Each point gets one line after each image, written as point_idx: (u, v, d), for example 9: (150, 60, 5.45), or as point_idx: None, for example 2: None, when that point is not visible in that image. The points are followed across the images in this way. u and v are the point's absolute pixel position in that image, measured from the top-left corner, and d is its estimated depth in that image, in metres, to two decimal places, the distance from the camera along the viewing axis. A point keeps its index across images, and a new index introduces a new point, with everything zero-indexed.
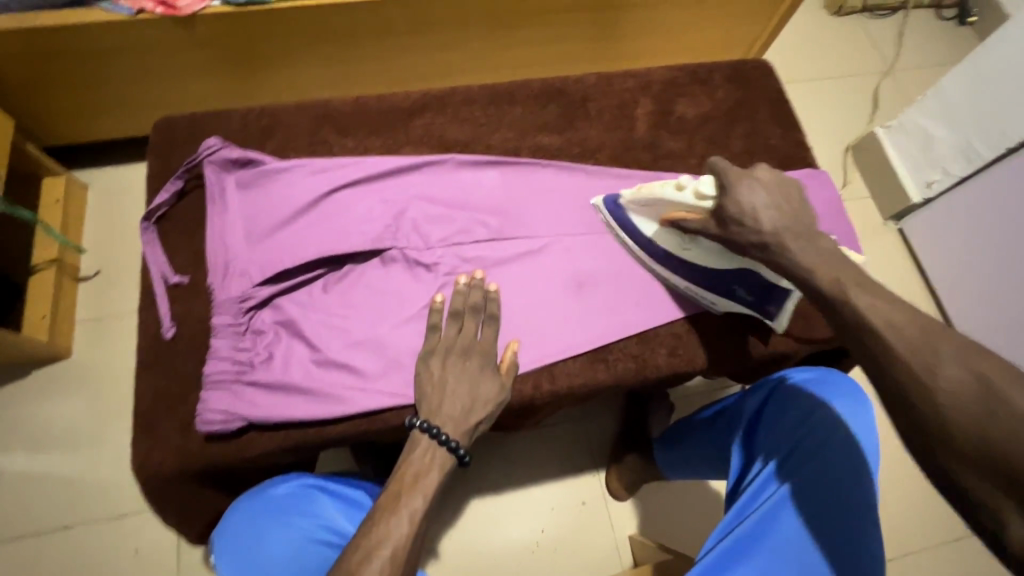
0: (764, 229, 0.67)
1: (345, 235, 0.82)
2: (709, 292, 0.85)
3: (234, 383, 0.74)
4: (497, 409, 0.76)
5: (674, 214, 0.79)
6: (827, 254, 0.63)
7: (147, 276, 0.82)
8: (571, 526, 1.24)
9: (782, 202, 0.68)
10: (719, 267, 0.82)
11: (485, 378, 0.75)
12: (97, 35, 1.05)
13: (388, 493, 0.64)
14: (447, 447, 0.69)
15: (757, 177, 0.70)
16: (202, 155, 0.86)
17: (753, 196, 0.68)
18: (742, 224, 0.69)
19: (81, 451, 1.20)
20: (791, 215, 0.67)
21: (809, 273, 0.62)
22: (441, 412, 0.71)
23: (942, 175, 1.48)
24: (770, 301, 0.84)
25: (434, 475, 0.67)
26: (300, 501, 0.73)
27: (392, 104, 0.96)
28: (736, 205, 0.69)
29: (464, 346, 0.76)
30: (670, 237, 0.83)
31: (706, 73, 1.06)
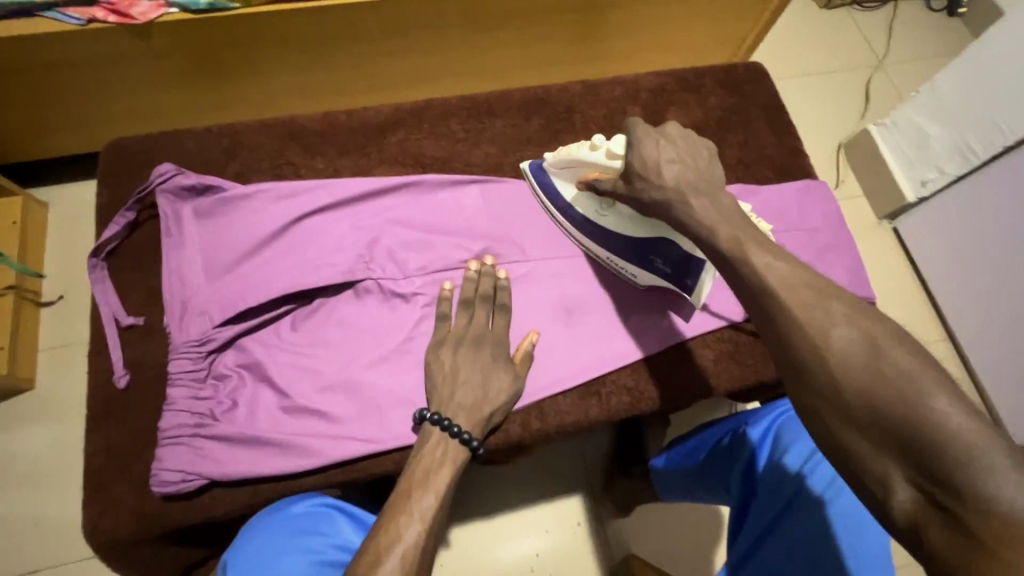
0: (666, 183, 0.63)
1: (313, 267, 0.76)
2: (627, 261, 0.80)
3: (194, 438, 0.68)
4: (513, 399, 0.72)
5: (590, 175, 0.75)
6: (727, 210, 0.60)
7: (97, 318, 0.75)
8: (566, 549, 1.18)
9: (685, 159, 0.64)
10: (634, 235, 0.77)
11: (498, 369, 0.71)
12: (43, 47, 0.97)
13: (401, 493, 0.58)
14: (459, 439, 0.64)
15: (665, 133, 0.66)
16: (155, 184, 0.78)
17: (656, 149, 0.65)
18: (645, 178, 0.65)
19: (47, 490, 1.13)
20: (694, 171, 0.63)
21: (707, 228, 0.58)
22: (452, 403, 0.67)
23: (936, 174, 1.44)
24: (687, 276, 0.76)
25: (446, 469, 0.62)
26: (316, 522, 0.64)
27: (363, 119, 0.90)
28: (641, 160, 0.65)
29: (475, 334, 0.73)
30: (590, 202, 0.79)
31: (697, 78, 1.00)
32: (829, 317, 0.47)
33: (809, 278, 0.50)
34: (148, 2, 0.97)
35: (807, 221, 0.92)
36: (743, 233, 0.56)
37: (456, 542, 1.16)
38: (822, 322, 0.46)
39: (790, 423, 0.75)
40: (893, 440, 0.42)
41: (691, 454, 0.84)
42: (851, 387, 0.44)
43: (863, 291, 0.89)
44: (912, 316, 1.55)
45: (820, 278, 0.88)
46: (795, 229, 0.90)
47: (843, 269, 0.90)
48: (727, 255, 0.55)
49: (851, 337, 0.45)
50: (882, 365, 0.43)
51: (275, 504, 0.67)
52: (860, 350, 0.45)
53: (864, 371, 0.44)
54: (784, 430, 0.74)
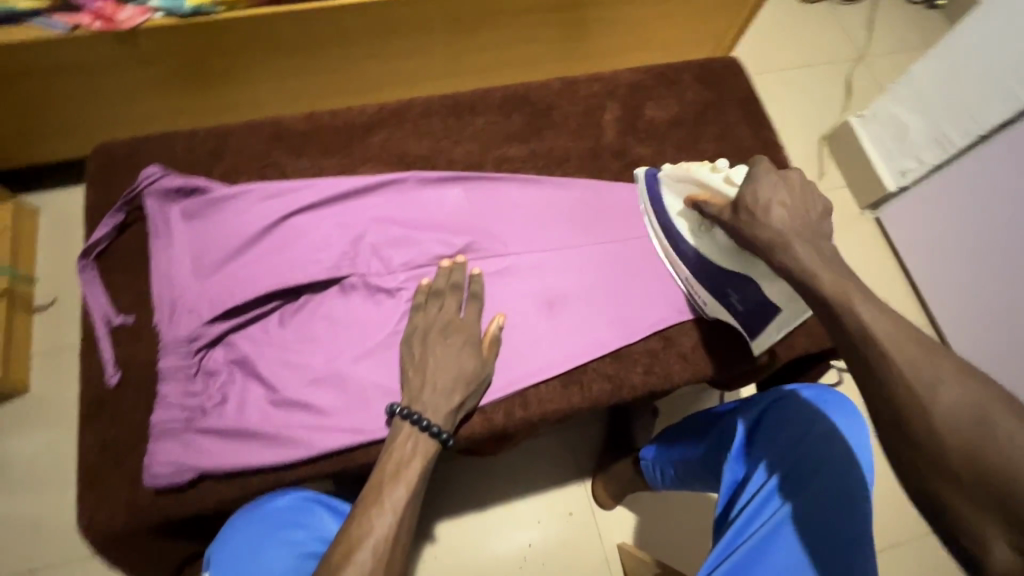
0: (772, 225, 0.65)
1: (300, 264, 0.78)
2: (704, 291, 0.83)
3: (186, 432, 0.70)
4: (481, 387, 0.75)
5: (697, 196, 0.78)
6: (831, 261, 0.62)
7: (88, 319, 0.77)
8: (559, 539, 1.21)
9: (796, 205, 0.67)
10: (721, 266, 0.80)
11: (467, 356, 0.73)
12: (30, 55, 0.99)
13: (376, 488, 0.63)
14: (428, 432, 0.67)
15: (785, 178, 0.69)
16: (142, 186, 0.80)
17: (772, 192, 0.67)
18: (754, 216, 0.67)
19: (43, 492, 1.14)
20: (801, 216, 0.66)
21: (809, 273, 0.60)
22: (421, 396, 0.69)
23: (916, 163, 1.48)
24: (757, 319, 0.81)
25: (415, 462, 0.65)
26: (297, 515, 0.66)
27: (347, 120, 0.91)
28: (753, 195, 0.68)
29: (444, 325, 0.75)
30: (692, 220, 0.82)
31: (674, 74, 1.03)
32: (936, 376, 0.49)
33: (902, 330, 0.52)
34: (133, 7, 0.98)
35: None
36: (851, 286, 0.58)
37: (450, 534, 1.18)
38: (931, 376, 0.49)
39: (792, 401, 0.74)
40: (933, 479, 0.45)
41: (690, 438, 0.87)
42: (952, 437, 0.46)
43: None
44: (895, 304, 1.58)
45: None
46: None
47: None
48: (831, 296, 0.57)
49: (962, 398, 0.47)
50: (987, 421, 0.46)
51: (259, 497, 0.69)
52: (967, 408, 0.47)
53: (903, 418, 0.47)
54: (784, 408, 0.74)
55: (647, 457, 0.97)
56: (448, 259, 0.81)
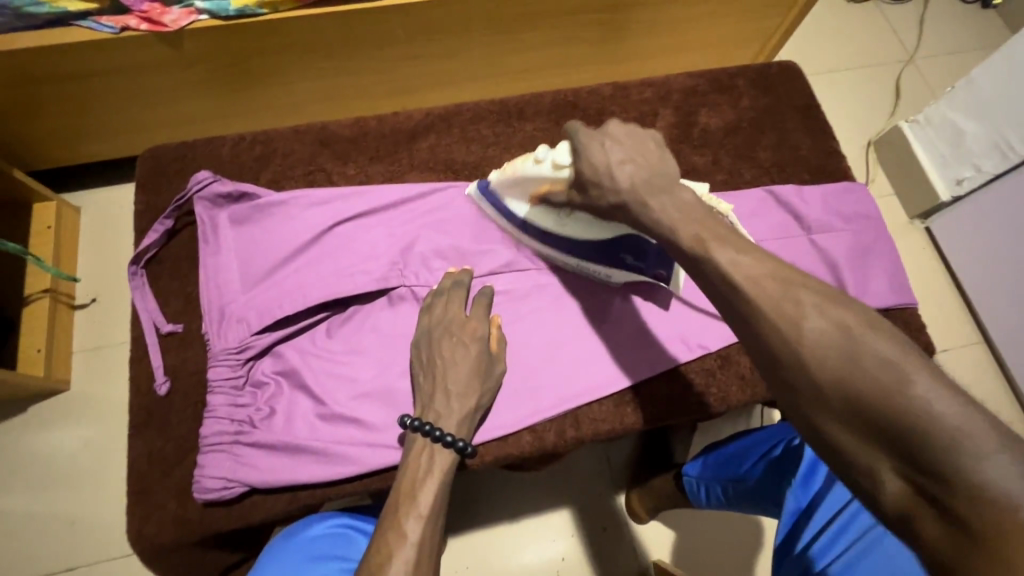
0: (622, 187, 0.60)
1: (348, 274, 0.76)
2: (596, 263, 0.78)
3: (234, 446, 0.68)
4: (494, 387, 0.72)
5: (541, 189, 0.73)
6: (687, 208, 0.57)
7: (137, 325, 0.76)
8: (593, 554, 1.18)
9: (637, 157, 0.62)
10: (600, 237, 0.74)
11: (475, 356, 0.70)
12: (80, 57, 0.99)
13: (396, 502, 0.59)
14: (443, 443, 0.64)
15: (608, 134, 0.64)
16: (192, 191, 0.79)
17: (604, 153, 0.63)
18: (599, 184, 0.63)
19: (82, 489, 1.15)
20: (647, 168, 0.61)
21: (670, 233, 0.56)
22: (434, 407, 0.67)
23: (973, 172, 1.40)
24: (657, 264, 0.75)
25: (434, 474, 0.62)
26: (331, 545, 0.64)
27: (394, 125, 0.89)
28: (591, 167, 0.63)
29: (448, 328, 0.71)
30: (548, 215, 0.76)
31: (729, 79, 0.99)
32: (801, 308, 0.46)
33: (775, 270, 0.49)
34: (179, 9, 0.97)
35: (845, 223, 0.90)
36: (704, 230, 0.54)
37: (483, 546, 1.16)
38: (794, 313, 0.46)
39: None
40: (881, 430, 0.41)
41: (739, 463, 0.84)
42: (828, 379, 0.43)
43: (904, 297, 0.87)
44: (946, 318, 1.52)
45: (860, 282, 0.86)
46: (832, 232, 0.88)
47: (883, 274, 0.87)
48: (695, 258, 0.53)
49: (824, 326, 0.45)
50: (859, 351, 0.43)
51: (295, 526, 0.67)
52: (836, 336, 0.44)
53: (836, 357, 0.43)
54: None
55: (690, 474, 0.94)
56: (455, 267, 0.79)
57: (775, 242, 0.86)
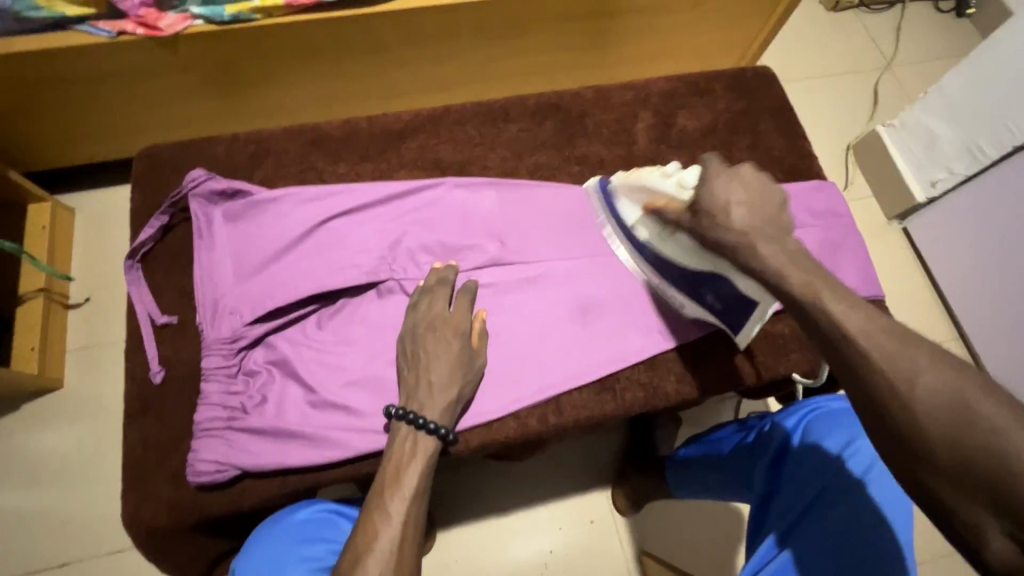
0: (734, 229, 0.59)
1: (338, 267, 0.79)
2: (677, 291, 0.82)
3: (227, 431, 0.71)
4: (476, 378, 0.75)
5: (657, 202, 0.73)
6: (799, 259, 0.56)
7: (133, 317, 0.79)
8: (580, 545, 1.21)
9: (754, 201, 0.60)
10: (690, 266, 0.76)
11: (458, 350, 0.73)
12: (77, 61, 1.02)
13: (383, 487, 0.62)
14: (426, 430, 0.67)
15: (738, 174, 0.62)
16: (187, 188, 0.82)
17: (725, 193, 0.61)
18: (712, 218, 0.61)
19: (76, 485, 1.17)
20: (764, 216, 0.59)
21: (777, 276, 0.56)
22: (417, 397, 0.70)
23: (946, 173, 1.45)
24: (735, 315, 0.79)
25: (417, 461, 0.64)
26: (319, 528, 0.67)
27: (383, 126, 0.93)
28: (709, 198, 0.61)
29: (433, 322, 0.74)
30: (653, 226, 0.78)
31: (706, 82, 1.03)
32: (914, 364, 0.47)
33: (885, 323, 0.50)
34: (175, 14, 1.00)
35: (816, 220, 0.94)
36: (819, 281, 0.53)
37: (472, 538, 1.19)
38: (908, 369, 0.47)
39: (826, 415, 0.77)
40: (989, 490, 0.43)
41: (715, 447, 0.88)
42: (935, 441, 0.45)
43: (872, 289, 0.91)
44: (922, 314, 1.56)
45: None
46: (804, 228, 0.92)
47: (853, 268, 0.91)
48: (799, 299, 0.53)
49: (937, 384, 0.46)
50: (970, 413, 0.45)
51: (282, 510, 0.70)
52: (946, 396, 0.46)
53: (951, 417, 0.45)
54: (813, 425, 0.76)
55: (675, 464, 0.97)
56: (441, 263, 0.82)
57: None
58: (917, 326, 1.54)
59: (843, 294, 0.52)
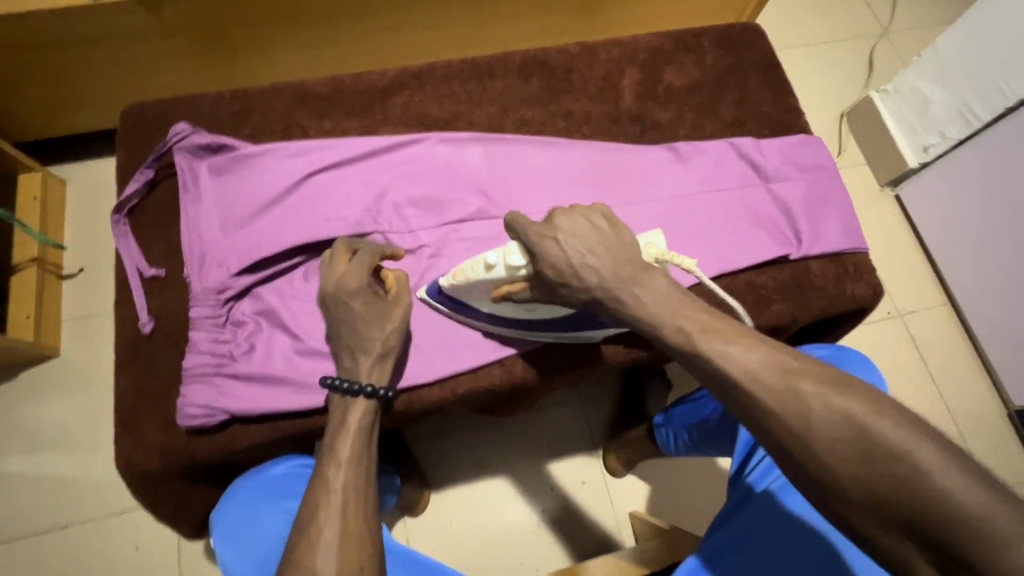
0: (592, 288, 0.61)
1: (324, 220, 0.80)
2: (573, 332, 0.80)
3: (216, 377, 0.72)
4: (403, 326, 0.69)
5: (499, 289, 0.69)
6: (661, 295, 0.58)
7: (122, 271, 0.79)
8: (572, 506, 1.23)
9: (596, 247, 0.61)
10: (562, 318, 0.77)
11: (371, 314, 0.68)
12: (61, 25, 1.01)
13: (322, 457, 0.61)
14: (362, 394, 0.65)
15: (558, 227, 0.62)
16: (172, 142, 0.82)
17: (559, 247, 0.61)
18: (566, 283, 0.62)
19: (76, 451, 1.19)
20: (610, 258, 0.60)
21: (650, 324, 0.58)
22: (348, 362, 0.67)
23: (938, 138, 1.44)
24: None
25: (353, 423, 0.63)
26: (293, 484, 0.70)
27: (368, 83, 0.93)
28: (551, 267, 0.61)
29: (334, 290, 0.69)
30: (511, 306, 0.74)
31: (694, 39, 1.02)
32: (803, 401, 0.48)
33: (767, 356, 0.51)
34: None
35: (800, 174, 0.94)
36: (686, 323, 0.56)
37: (466, 500, 1.21)
38: (800, 406, 0.48)
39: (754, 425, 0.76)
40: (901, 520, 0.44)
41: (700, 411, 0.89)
42: (847, 479, 0.46)
43: (857, 242, 0.91)
44: (913, 279, 1.57)
45: (813, 228, 0.90)
46: (789, 181, 0.93)
47: (837, 220, 0.92)
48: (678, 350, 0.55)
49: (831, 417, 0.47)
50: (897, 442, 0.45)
51: (265, 463, 0.74)
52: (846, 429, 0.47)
53: (859, 450, 0.46)
54: None
55: (661, 423, 1.00)
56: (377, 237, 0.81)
57: (733, 191, 0.91)
58: (907, 291, 1.55)
59: (722, 332, 0.53)
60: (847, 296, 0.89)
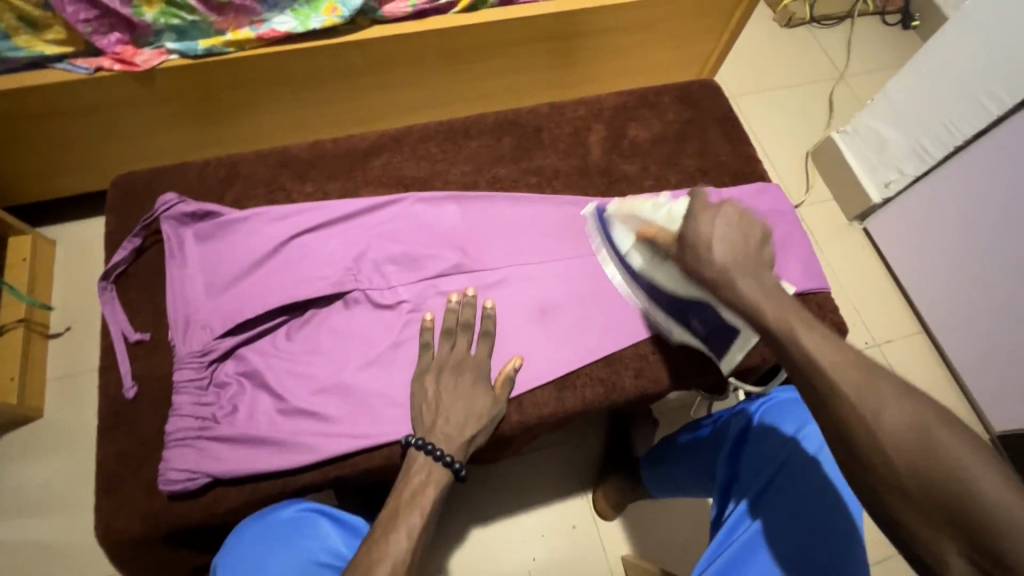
0: (715, 263, 0.66)
1: (306, 281, 0.83)
2: (667, 314, 0.86)
3: (198, 440, 0.74)
4: (495, 422, 0.79)
5: (648, 229, 0.81)
6: (773, 293, 0.63)
7: (107, 336, 0.81)
8: (564, 552, 1.22)
9: (738, 237, 0.67)
10: (677, 292, 0.81)
11: (479, 393, 0.77)
12: (56, 98, 1.06)
13: (390, 508, 0.67)
14: (442, 462, 0.71)
15: (721, 209, 0.69)
16: (159, 211, 0.86)
17: (713, 227, 0.67)
18: (697, 254, 0.68)
19: (56, 514, 1.17)
20: (744, 251, 0.66)
21: (760, 310, 0.61)
22: (436, 428, 0.74)
23: (897, 175, 1.51)
24: (720, 341, 0.83)
25: (430, 489, 0.69)
26: (304, 528, 0.69)
27: (349, 146, 0.98)
28: (697, 232, 0.68)
29: (456, 362, 0.79)
30: (643, 254, 0.84)
31: (656, 95, 1.09)
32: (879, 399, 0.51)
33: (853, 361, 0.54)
34: (150, 50, 1.06)
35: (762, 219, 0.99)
36: (794, 315, 0.59)
37: (457, 553, 1.18)
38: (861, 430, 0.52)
39: (772, 410, 0.80)
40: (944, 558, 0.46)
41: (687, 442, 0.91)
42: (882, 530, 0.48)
43: (818, 282, 0.96)
44: (886, 310, 1.61)
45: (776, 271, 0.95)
46: None
47: (798, 262, 0.96)
48: (777, 333, 0.59)
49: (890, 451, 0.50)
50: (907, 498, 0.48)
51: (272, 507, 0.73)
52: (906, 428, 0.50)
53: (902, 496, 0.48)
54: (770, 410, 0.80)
55: (650, 464, 1.00)
56: (358, 295, 0.84)
57: None
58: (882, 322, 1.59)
59: (813, 326, 0.58)
60: None
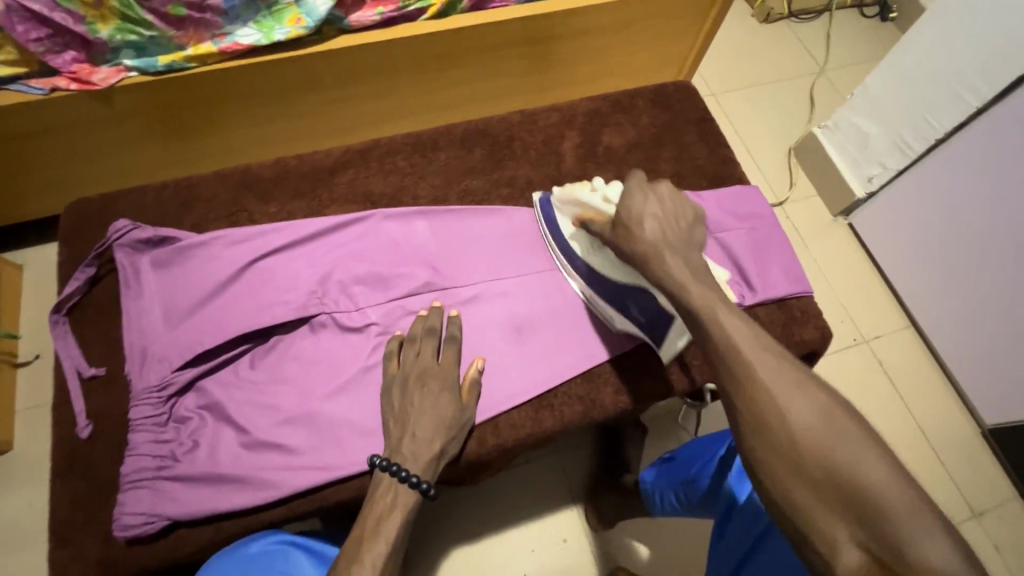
0: (645, 238, 0.66)
1: (269, 306, 0.79)
2: (606, 304, 0.85)
3: (156, 480, 0.70)
4: (462, 436, 0.77)
5: (584, 216, 0.82)
6: (698, 274, 0.62)
7: (61, 373, 0.78)
8: (554, 568, 1.19)
9: (666, 216, 0.68)
10: (616, 280, 0.83)
11: (445, 403, 0.75)
12: (11, 120, 1.01)
13: (356, 536, 0.64)
14: (408, 483, 0.68)
15: (655, 191, 0.71)
16: (112, 239, 0.82)
17: (643, 204, 0.69)
18: (628, 228, 0.69)
19: (30, 553, 1.11)
20: (671, 227, 0.67)
21: (680, 289, 0.60)
22: (402, 447, 0.71)
23: (880, 169, 1.49)
24: (658, 328, 0.82)
25: (396, 512, 0.66)
26: (273, 563, 0.66)
27: (314, 163, 0.95)
28: (628, 209, 0.69)
29: (420, 372, 0.76)
30: (584, 238, 0.85)
31: (629, 99, 1.07)
32: None
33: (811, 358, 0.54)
34: (108, 68, 1.01)
35: (742, 222, 0.97)
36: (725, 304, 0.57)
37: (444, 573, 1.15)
38: None
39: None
40: None
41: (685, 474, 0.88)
42: None
43: (801, 286, 0.94)
44: (873, 306, 1.59)
45: (758, 278, 0.92)
46: (730, 230, 0.95)
47: (779, 267, 0.94)
48: (693, 311, 0.57)
49: None
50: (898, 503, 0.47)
51: (235, 543, 0.69)
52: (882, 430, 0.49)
53: None
54: None
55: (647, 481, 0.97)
56: (324, 318, 0.81)
57: None
58: (871, 319, 1.57)
59: (745, 317, 0.56)
60: (795, 342, 0.90)
